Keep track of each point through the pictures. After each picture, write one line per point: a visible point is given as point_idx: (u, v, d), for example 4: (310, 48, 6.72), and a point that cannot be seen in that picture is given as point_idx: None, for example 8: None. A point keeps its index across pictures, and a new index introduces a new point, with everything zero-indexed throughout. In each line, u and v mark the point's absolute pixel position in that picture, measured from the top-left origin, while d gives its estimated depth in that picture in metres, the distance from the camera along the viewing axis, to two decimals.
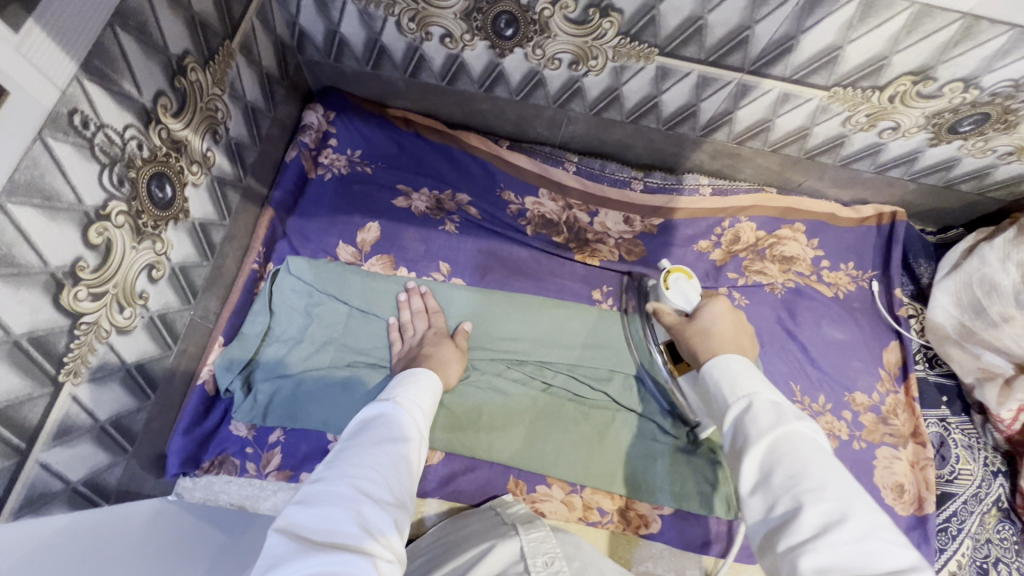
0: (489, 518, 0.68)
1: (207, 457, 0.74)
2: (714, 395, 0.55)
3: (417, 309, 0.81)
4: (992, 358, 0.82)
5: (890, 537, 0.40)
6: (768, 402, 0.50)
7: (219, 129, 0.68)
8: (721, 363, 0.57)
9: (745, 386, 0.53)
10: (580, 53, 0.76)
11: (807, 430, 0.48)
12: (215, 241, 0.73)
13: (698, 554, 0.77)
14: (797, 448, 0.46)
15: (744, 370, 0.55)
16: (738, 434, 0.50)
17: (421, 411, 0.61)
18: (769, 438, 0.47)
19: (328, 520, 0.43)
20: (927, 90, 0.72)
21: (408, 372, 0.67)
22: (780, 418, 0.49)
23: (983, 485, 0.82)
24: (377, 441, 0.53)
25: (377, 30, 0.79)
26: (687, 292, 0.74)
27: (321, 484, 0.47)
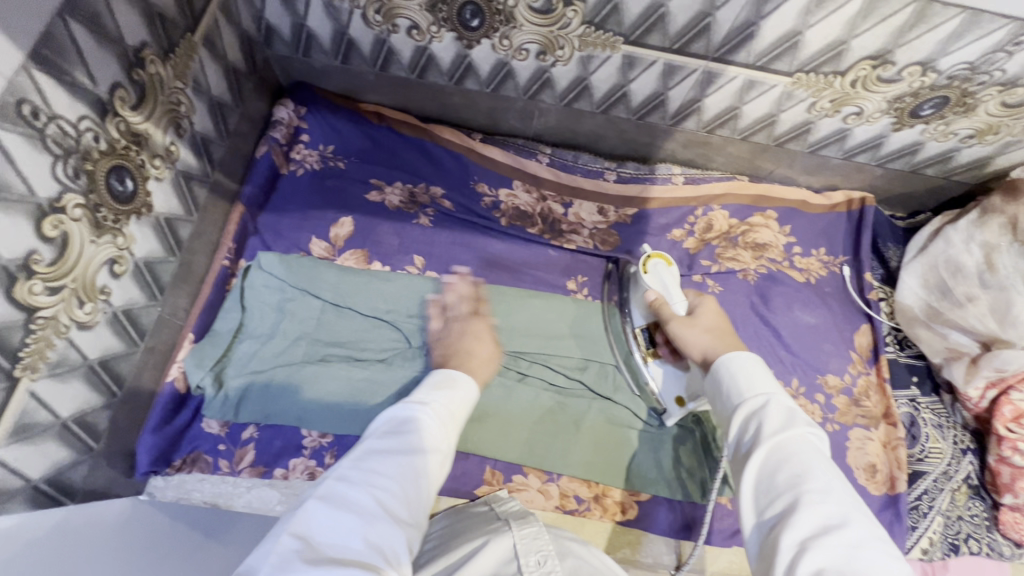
0: (487, 512, 0.67)
1: (178, 456, 0.73)
2: (723, 389, 0.56)
3: (463, 294, 0.83)
4: (958, 337, 0.84)
5: (884, 548, 0.41)
6: (783, 406, 0.51)
7: (182, 123, 0.68)
8: (741, 359, 0.57)
9: (760, 386, 0.53)
10: (546, 43, 0.77)
11: (815, 437, 0.49)
12: (182, 237, 0.72)
13: (675, 538, 0.79)
14: (805, 453, 0.47)
15: (760, 372, 0.55)
16: (747, 429, 0.50)
17: (451, 421, 0.60)
18: (778, 438, 0.48)
19: (342, 529, 0.44)
20: (886, 75, 0.73)
21: (445, 373, 0.66)
22: (794, 422, 0.49)
23: (953, 463, 0.84)
24: (403, 450, 0.53)
25: (343, 23, 0.79)
26: (665, 276, 0.77)
27: (341, 487, 0.48)
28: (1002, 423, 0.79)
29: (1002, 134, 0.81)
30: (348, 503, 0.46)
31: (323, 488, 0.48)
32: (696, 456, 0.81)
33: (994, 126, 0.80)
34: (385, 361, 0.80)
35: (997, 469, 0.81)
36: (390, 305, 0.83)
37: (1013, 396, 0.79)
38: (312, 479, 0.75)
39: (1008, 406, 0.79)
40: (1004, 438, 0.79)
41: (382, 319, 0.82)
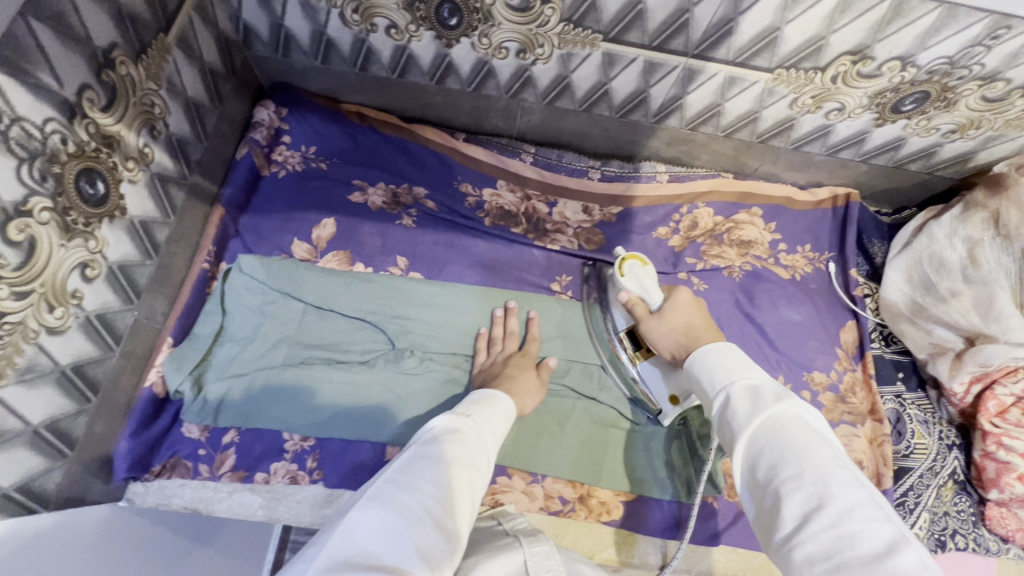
0: (494, 533, 0.65)
1: (158, 461, 0.72)
2: (700, 391, 0.55)
3: (510, 329, 0.82)
4: (943, 333, 0.83)
5: (870, 517, 0.39)
6: (748, 391, 0.50)
7: (157, 124, 0.67)
8: (704, 355, 0.56)
9: (724, 378, 0.52)
10: (525, 41, 0.76)
11: (789, 409, 0.47)
12: (159, 240, 0.72)
13: (661, 538, 0.78)
14: (775, 436, 0.45)
15: (723, 360, 0.54)
16: (724, 430, 0.50)
17: (492, 436, 0.62)
18: (747, 431, 0.47)
19: (393, 533, 0.44)
20: (867, 70, 0.73)
21: (488, 391, 0.69)
22: (760, 405, 0.47)
23: (938, 458, 0.84)
24: (449, 458, 0.54)
25: (321, 23, 0.78)
26: (642, 277, 0.75)
27: (389, 491, 0.49)
28: (987, 418, 0.79)
29: (983, 128, 0.81)
30: (396, 506, 0.47)
31: (373, 491, 0.49)
32: (681, 456, 0.81)
33: (976, 121, 0.80)
34: (367, 363, 0.80)
35: (983, 465, 0.80)
36: (372, 306, 0.82)
37: (998, 390, 0.79)
38: (294, 483, 0.75)
39: (992, 401, 0.79)
40: (989, 433, 0.79)
41: (364, 321, 0.81)
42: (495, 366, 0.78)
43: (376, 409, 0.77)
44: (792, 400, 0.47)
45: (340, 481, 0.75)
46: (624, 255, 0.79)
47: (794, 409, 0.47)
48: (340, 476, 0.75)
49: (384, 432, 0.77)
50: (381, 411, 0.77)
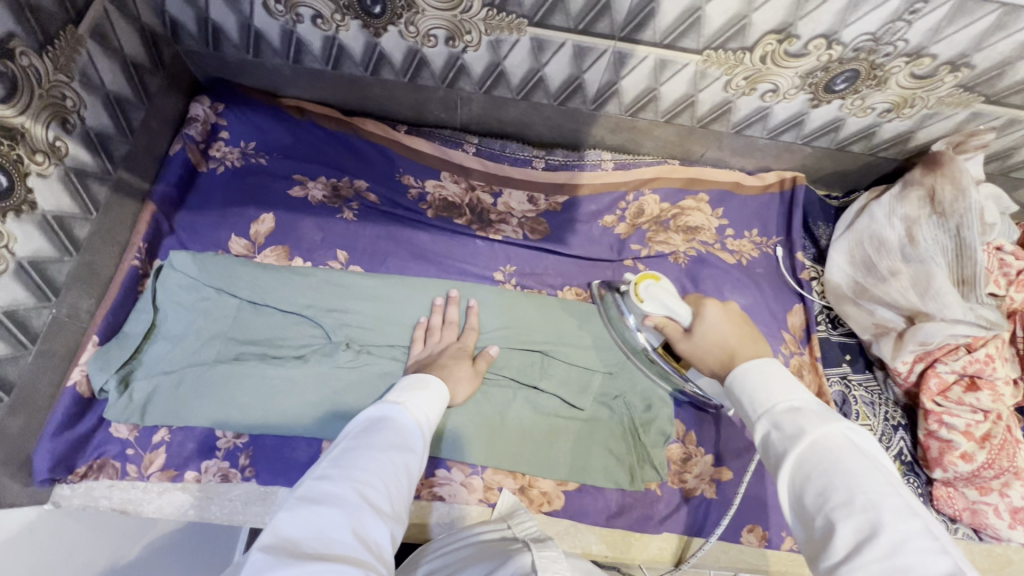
0: (505, 537, 0.63)
1: (83, 462, 0.71)
2: (739, 412, 0.51)
3: (449, 318, 0.81)
4: (884, 313, 0.83)
5: (926, 547, 0.36)
6: (792, 411, 0.46)
7: (70, 118, 0.66)
8: (745, 374, 0.51)
9: (764, 400, 0.48)
10: (452, 28, 0.76)
11: (836, 431, 0.44)
12: (79, 237, 0.71)
13: (606, 528, 0.77)
14: (822, 460, 0.42)
15: (767, 379, 0.49)
16: (768, 453, 0.46)
17: (427, 418, 0.63)
18: (794, 458, 0.43)
19: (326, 522, 0.45)
20: (793, 49, 0.73)
21: (418, 375, 0.68)
22: (806, 428, 0.44)
23: (884, 439, 0.83)
24: (383, 444, 0.55)
25: (247, 14, 0.78)
26: (660, 296, 0.70)
27: (324, 486, 0.49)
28: (929, 396, 0.79)
29: (918, 106, 0.81)
30: (331, 497, 0.47)
31: (306, 488, 0.49)
32: (624, 441, 0.80)
33: (909, 99, 0.79)
34: (302, 358, 0.78)
35: (927, 444, 0.80)
36: (309, 300, 0.80)
37: (939, 368, 0.79)
38: (226, 481, 0.74)
39: (934, 379, 0.79)
40: (930, 411, 0.79)
41: (300, 314, 0.80)
42: (433, 356, 0.77)
43: (311, 404, 0.76)
44: (839, 421, 0.44)
45: (273, 477, 0.74)
46: (637, 278, 0.74)
47: (840, 430, 0.44)
48: (273, 472, 0.74)
49: (319, 428, 0.76)
50: (316, 406, 0.76)
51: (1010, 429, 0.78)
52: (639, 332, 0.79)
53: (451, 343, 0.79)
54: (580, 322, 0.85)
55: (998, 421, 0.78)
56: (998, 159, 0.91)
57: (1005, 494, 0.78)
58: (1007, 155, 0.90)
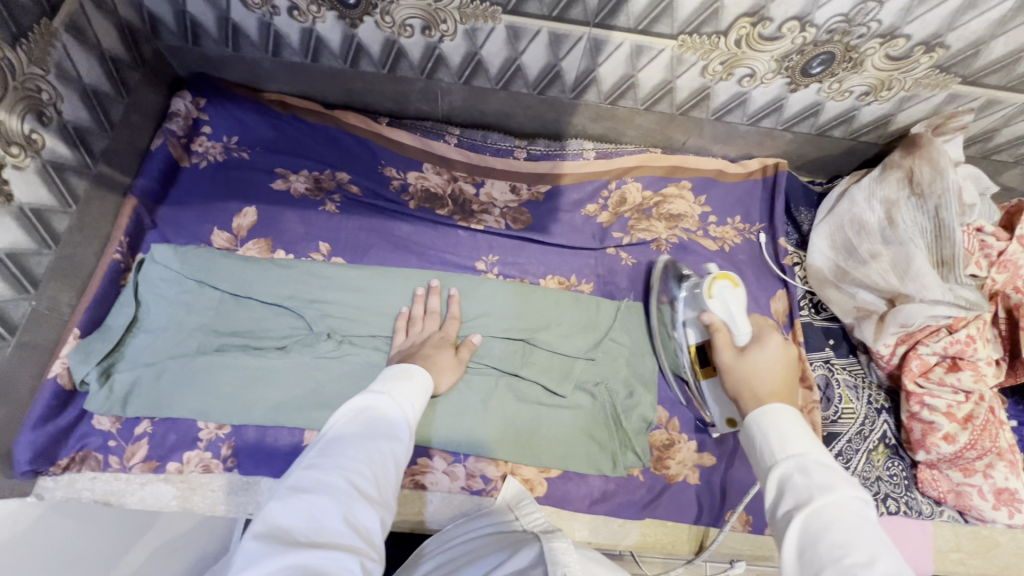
0: (514, 530, 0.64)
1: (65, 454, 0.71)
2: (757, 449, 0.53)
3: (431, 308, 0.81)
4: (865, 296, 0.83)
5: None
6: (823, 465, 0.48)
7: (46, 111, 0.67)
8: (776, 417, 0.53)
9: (794, 448, 0.50)
10: (427, 17, 0.76)
11: (856, 498, 0.46)
12: (58, 230, 0.72)
13: (589, 514, 0.78)
14: (843, 518, 0.44)
15: (799, 431, 0.52)
16: (782, 495, 0.48)
17: (412, 408, 0.61)
18: (814, 505, 0.45)
19: (318, 510, 0.46)
20: (768, 32, 0.73)
21: (401, 366, 0.66)
22: (833, 484, 0.46)
23: (867, 422, 0.83)
24: (370, 432, 0.54)
25: (224, 7, 0.79)
26: (730, 300, 0.71)
27: (311, 475, 0.49)
28: (911, 378, 0.79)
29: (895, 89, 0.81)
30: (321, 486, 0.48)
31: (295, 476, 0.49)
32: (606, 427, 0.80)
33: (886, 81, 0.79)
34: (284, 349, 0.79)
35: (910, 426, 0.80)
36: (290, 291, 0.80)
37: (921, 350, 0.79)
38: (208, 472, 0.74)
39: (915, 360, 0.79)
40: (912, 393, 0.79)
41: (282, 306, 0.80)
42: (414, 345, 0.77)
43: (293, 394, 0.76)
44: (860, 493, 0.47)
45: (255, 467, 0.74)
46: (717, 273, 0.74)
47: (859, 499, 0.46)
48: (255, 463, 0.74)
49: (301, 418, 0.76)
50: (298, 396, 0.77)
51: (991, 410, 0.79)
52: (683, 327, 0.79)
53: (434, 332, 0.79)
54: (558, 310, 0.85)
55: (981, 403, 0.77)
56: (979, 142, 0.91)
57: (989, 475, 0.78)
58: (987, 137, 0.90)
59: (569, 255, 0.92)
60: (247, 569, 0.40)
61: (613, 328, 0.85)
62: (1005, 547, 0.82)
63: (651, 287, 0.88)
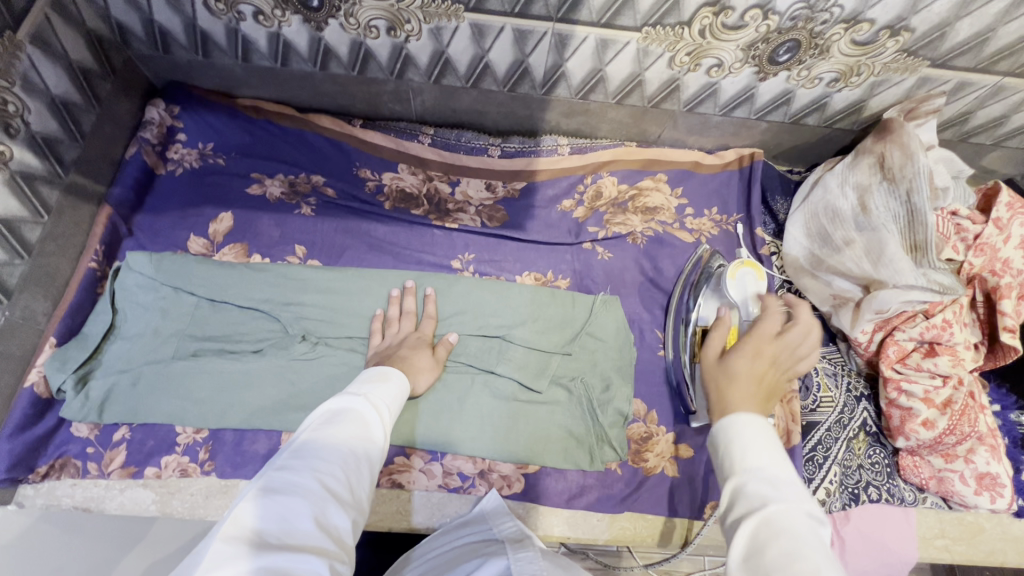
0: (484, 539, 0.62)
1: (44, 462, 0.72)
2: (717, 459, 0.47)
3: (406, 308, 0.81)
4: (842, 284, 0.83)
5: None
6: (778, 473, 0.42)
7: (12, 122, 0.68)
8: (734, 421, 0.48)
9: (749, 454, 0.44)
10: (391, 18, 0.76)
11: (814, 515, 0.40)
12: (31, 241, 0.73)
13: (567, 509, 0.77)
14: (797, 533, 0.38)
15: (755, 436, 0.46)
16: (737, 513, 0.41)
17: (389, 415, 0.60)
18: (770, 520, 0.39)
19: (289, 511, 0.43)
20: (730, 21, 0.72)
21: (377, 370, 0.66)
22: (795, 500, 0.40)
23: (847, 410, 0.83)
24: (345, 434, 0.52)
25: (190, 15, 0.79)
26: (748, 288, 0.76)
27: (284, 475, 0.46)
28: (888, 364, 0.79)
29: (864, 74, 0.81)
30: (294, 486, 0.45)
31: (266, 476, 0.46)
32: (584, 421, 0.80)
33: (855, 67, 0.79)
34: (260, 352, 0.79)
35: (889, 413, 0.79)
36: (265, 295, 0.80)
37: (898, 336, 0.78)
38: (186, 476, 0.74)
39: (892, 347, 0.78)
40: (889, 379, 0.78)
41: (257, 309, 0.80)
42: (389, 347, 0.77)
43: (268, 397, 0.77)
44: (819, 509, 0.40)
45: (233, 470, 0.75)
46: (745, 260, 0.80)
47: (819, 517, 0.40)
48: (233, 465, 0.75)
49: (277, 420, 0.76)
50: (273, 398, 0.77)
51: (971, 395, 0.78)
52: (696, 309, 0.83)
53: (410, 332, 0.79)
54: (534, 307, 0.85)
55: (959, 387, 0.77)
56: (955, 125, 0.90)
57: (970, 460, 0.77)
58: (963, 120, 0.89)
59: (543, 251, 0.92)
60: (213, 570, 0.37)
61: (589, 322, 0.85)
62: (991, 533, 0.81)
63: (682, 273, 0.90)
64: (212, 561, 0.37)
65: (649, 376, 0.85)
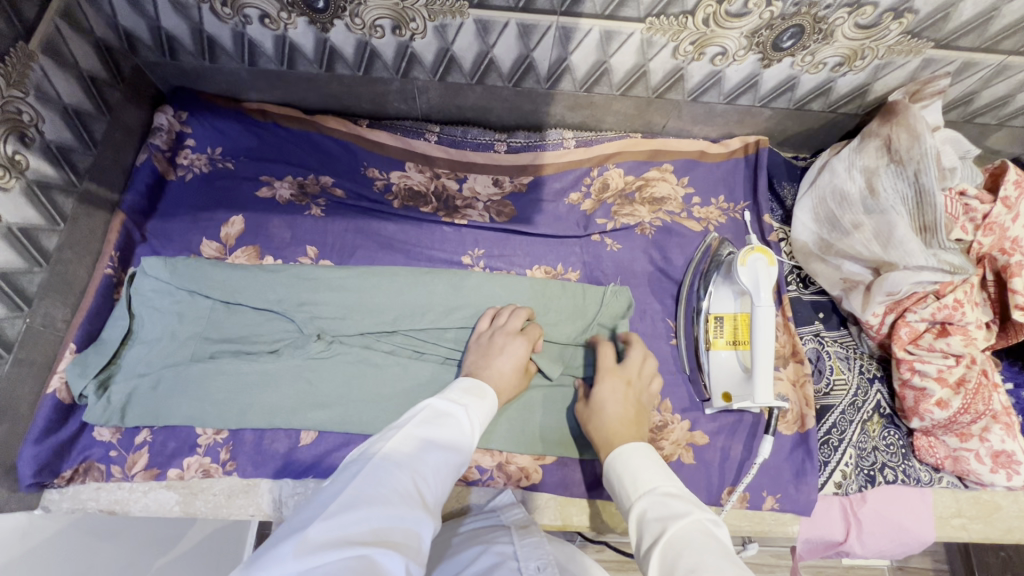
0: (485, 527, 0.65)
1: (69, 466, 0.73)
2: (618, 492, 0.56)
3: (514, 315, 0.79)
4: (851, 268, 0.83)
5: None
6: (670, 492, 0.51)
7: (28, 132, 0.69)
8: (623, 457, 0.57)
9: (645, 481, 0.54)
10: (396, 17, 0.77)
11: (709, 521, 0.47)
12: (48, 248, 0.74)
13: (586, 498, 0.78)
14: (688, 539, 0.45)
15: (644, 464, 0.56)
16: (642, 534, 0.49)
17: (479, 430, 0.60)
18: (667, 534, 0.46)
19: (377, 507, 0.44)
20: (734, 9, 0.72)
21: (475, 381, 0.65)
22: (684, 509, 0.48)
23: (860, 393, 0.84)
24: (431, 440, 0.53)
25: (197, 20, 0.80)
26: (761, 276, 0.72)
27: (374, 471, 0.47)
28: (901, 345, 0.79)
29: (868, 58, 0.81)
30: (382, 483, 0.46)
31: (358, 471, 0.47)
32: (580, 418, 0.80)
33: (859, 50, 0.79)
34: (276, 352, 0.79)
35: (903, 394, 0.80)
36: (278, 295, 0.80)
37: (910, 318, 0.79)
38: (208, 476, 0.75)
39: (904, 328, 0.79)
40: (902, 360, 0.79)
41: (271, 310, 0.79)
42: (490, 335, 0.77)
43: (286, 396, 0.77)
44: (710, 516, 0.48)
45: (255, 469, 0.76)
46: (753, 245, 0.74)
47: (711, 522, 0.47)
48: (254, 464, 0.76)
49: (296, 419, 0.77)
50: (291, 398, 0.77)
51: (984, 373, 0.78)
52: (706, 298, 0.83)
53: (519, 334, 0.77)
54: (545, 299, 0.85)
55: (972, 365, 0.77)
56: (959, 106, 0.91)
57: (985, 439, 0.78)
58: (967, 101, 0.90)
59: (551, 245, 0.92)
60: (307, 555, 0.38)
61: (601, 313, 0.85)
62: (1007, 511, 0.81)
63: (693, 261, 0.90)
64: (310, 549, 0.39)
65: (662, 364, 0.85)
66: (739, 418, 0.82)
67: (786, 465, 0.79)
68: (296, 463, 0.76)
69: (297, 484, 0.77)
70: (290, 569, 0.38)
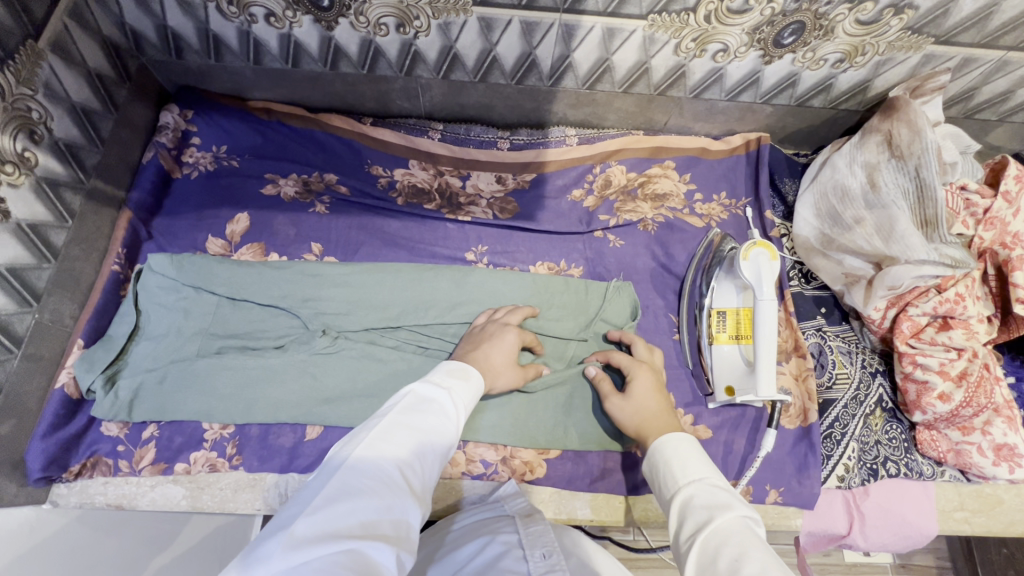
0: (489, 518, 0.65)
1: (76, 460, 0.74)
2: (662, 477, 0.56)
3: (510, 312, 0.80)
4: (853, 262, 0.84)
5: None
6: (717, 486, 0.51)
7: (37, 129, 0.70)
8: (671, 443, 0.57)
9: (692, 471, 0.53)
10: (400, 15, 0.77)
11: (749, 519, 0.47)
12: (57, 245, 0.75)
13: (590, 491, 0.79)
14: (734, 532, 0.45)
15: (692, 454, 0.55)
16: (686, 520, 0.49)
17: (464, 414, 0.60)
18: (712, 522, 0.46)
19: (364, 499, 0.44)
20: (735, 6, 0.73)
21: (459, 364, 0.65)
22: (730, 502, 0.48)
23: (862, 386, 0.84)
24: (418, 428, 0.53)
25: (202, 19, 0.81)
26: (762, 271, 0.72)
27: (359, 464, 0.47)
28: (903, 339, 0.79)
29: (869, 54, 0.82)
30: (368, 476, 0.46)
31: (342, 462, 0.47)
32: (585, 413, 0.80)
33: (860, 46, 0.80)
34: (281, 347, 0.80)
35: (905, 388, 0.80)
36: (283, 291, 0.80)
37: (911, 312, 0.79)
38: (215, 470, 0.76)
39: (906, 322, 0.79)
40: (904, 354, 0.79)
41: (277, 306, 0.80)
42: (486, 329, 0.77)
43: (291, 391, 0.78)
44: (747, 511, 0.47)
45: (261, 463, 0.77)
46: (754, 240, 0.74)
47: (747, 517, 0.47)
48: (260, 459, 0.77)
49: (301, 414, 0.77)
50: (297, 393, 0.78)
51: (985, 367, 0.79)
52: (707, 292, 0.83)
53: (518, 329, 0.78)
54: (548, 295, 0.86)
55: (974, 359, 0.77)
56: (960, 102, 0.91)
57: (987, 432, 0.78)
58: (968, 97, 0.90)
59: (553, 241, 0.93)
60: (294, 552, 0.38)
61: (603, 308, 0.86)
62: (1009, 504, 0.82)
63: (695, 257, 0.90)
64: (298, 546, 0.39)
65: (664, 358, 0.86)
66: (741, 412, 0.83)
67: (789, 459, 0.79)
68: (300, 459, 0.77)
69: (302, 479, 0.77)
70: (279, 565, 0.38)
